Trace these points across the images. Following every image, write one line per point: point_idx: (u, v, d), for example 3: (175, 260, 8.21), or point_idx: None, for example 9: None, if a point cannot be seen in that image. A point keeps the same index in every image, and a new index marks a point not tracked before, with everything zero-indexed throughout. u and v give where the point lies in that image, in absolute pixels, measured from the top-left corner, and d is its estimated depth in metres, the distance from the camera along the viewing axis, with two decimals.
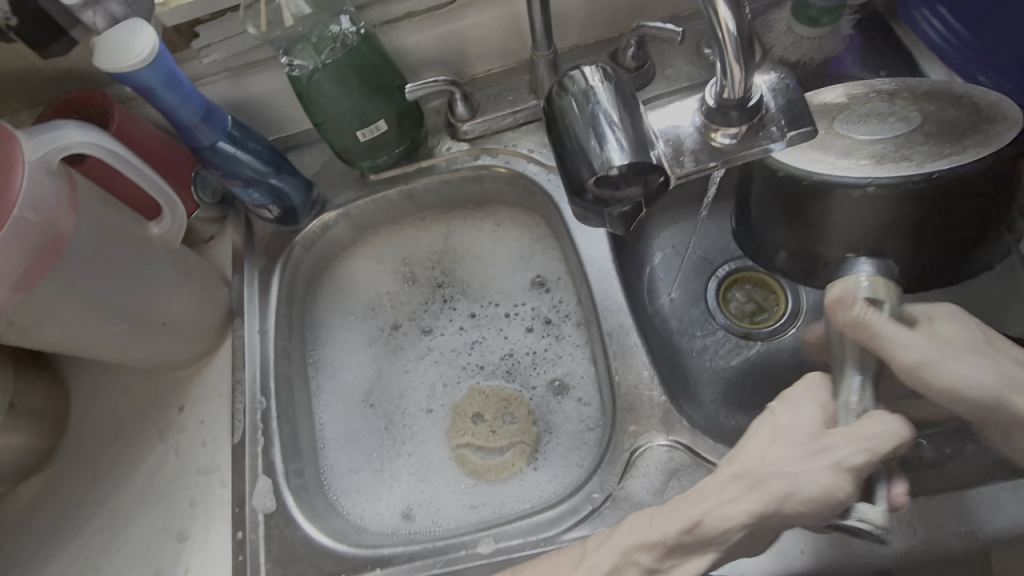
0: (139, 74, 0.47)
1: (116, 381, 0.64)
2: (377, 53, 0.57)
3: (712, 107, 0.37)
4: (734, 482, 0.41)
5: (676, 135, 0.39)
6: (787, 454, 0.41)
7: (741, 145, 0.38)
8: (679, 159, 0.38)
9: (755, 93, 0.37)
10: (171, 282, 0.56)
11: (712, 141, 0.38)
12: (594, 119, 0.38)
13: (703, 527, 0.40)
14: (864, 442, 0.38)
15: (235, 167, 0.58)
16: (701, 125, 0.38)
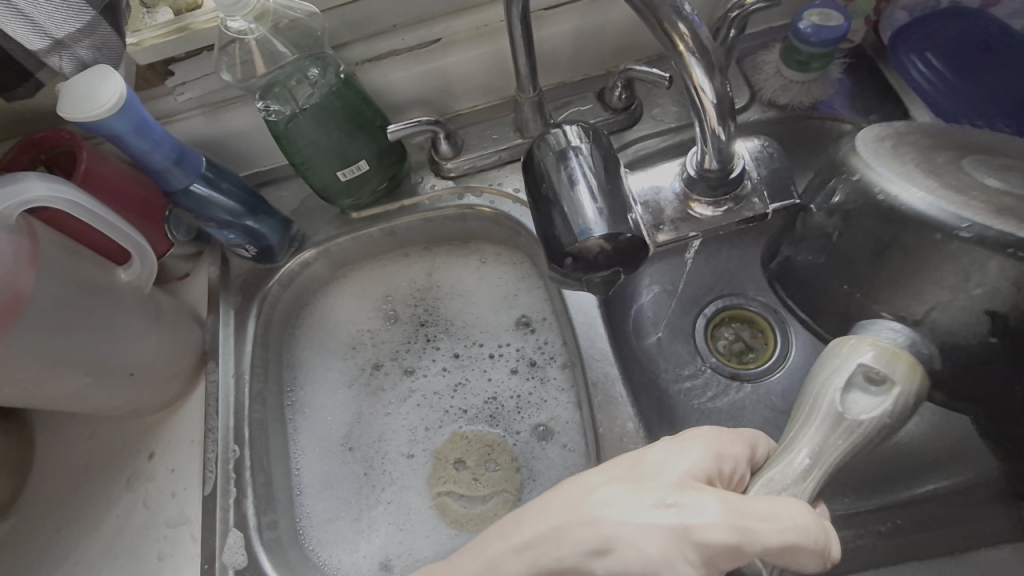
0: (106, 122, 0.46)
1: (85, 425, 0.62)
2: (358, 94, 0.56)
3: (693, 177, 0.38)
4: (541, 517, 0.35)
5: (656, 200, 0.39)
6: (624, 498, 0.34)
7: (724, 213, 0.38)
8: (658, 226, 0.38)
9: (737, 163, 0.38)
10: (139, 329, 0.54)
11: (691, 210, 0.39)
12: (573, 184, 0.37)
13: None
14: (734, 516, 0.32)
15: (208, 209, 0.57)
16: (681, 193, 0.39)
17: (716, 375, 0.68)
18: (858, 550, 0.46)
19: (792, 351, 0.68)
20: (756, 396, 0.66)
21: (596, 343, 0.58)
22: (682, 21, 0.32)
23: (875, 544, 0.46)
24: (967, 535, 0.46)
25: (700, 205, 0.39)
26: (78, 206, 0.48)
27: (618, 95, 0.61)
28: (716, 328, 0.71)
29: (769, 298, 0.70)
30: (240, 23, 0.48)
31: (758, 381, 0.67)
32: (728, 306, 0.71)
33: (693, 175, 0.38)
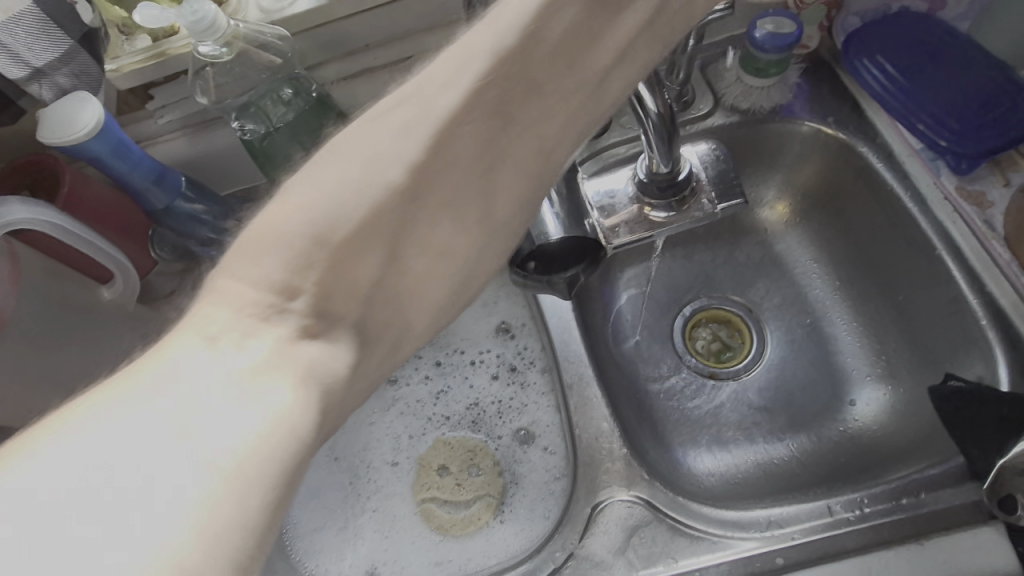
0: (85, 144, 0.48)
1: None
2: (331, 110, 0.57)
3: (646, 182, 0.45)
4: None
5: (613, 204, 0.47)
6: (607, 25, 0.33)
7: (672, 216, 0.45)
8: (615, 230, 0.46)
9: (683, 168, 0.45)
10: (123, 347, 0.56)
11: (648, 214, 0.46)
12: None
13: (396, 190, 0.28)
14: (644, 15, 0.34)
15: (190, 226, 0.59)
16: (637, 197, 0.46)
17: (695, 374, 0.69)
18: (831, 536, 0.47)
19: (769, 348, 0.69)
20: (733, 395, 0.67)
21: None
22: None
23: (849, 530, 0.47)
24: (933, 519, 0.47)
25: (653, 204, 0.46)
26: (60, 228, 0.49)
27: None
28: (693, 329, 0.72)
29: (745, 297, 0.72)
30: (212, 48, 0.50)
31: (735, 379, 0.68)
32: (706, 306, 0.72)
33: (643, 178, 0.45)
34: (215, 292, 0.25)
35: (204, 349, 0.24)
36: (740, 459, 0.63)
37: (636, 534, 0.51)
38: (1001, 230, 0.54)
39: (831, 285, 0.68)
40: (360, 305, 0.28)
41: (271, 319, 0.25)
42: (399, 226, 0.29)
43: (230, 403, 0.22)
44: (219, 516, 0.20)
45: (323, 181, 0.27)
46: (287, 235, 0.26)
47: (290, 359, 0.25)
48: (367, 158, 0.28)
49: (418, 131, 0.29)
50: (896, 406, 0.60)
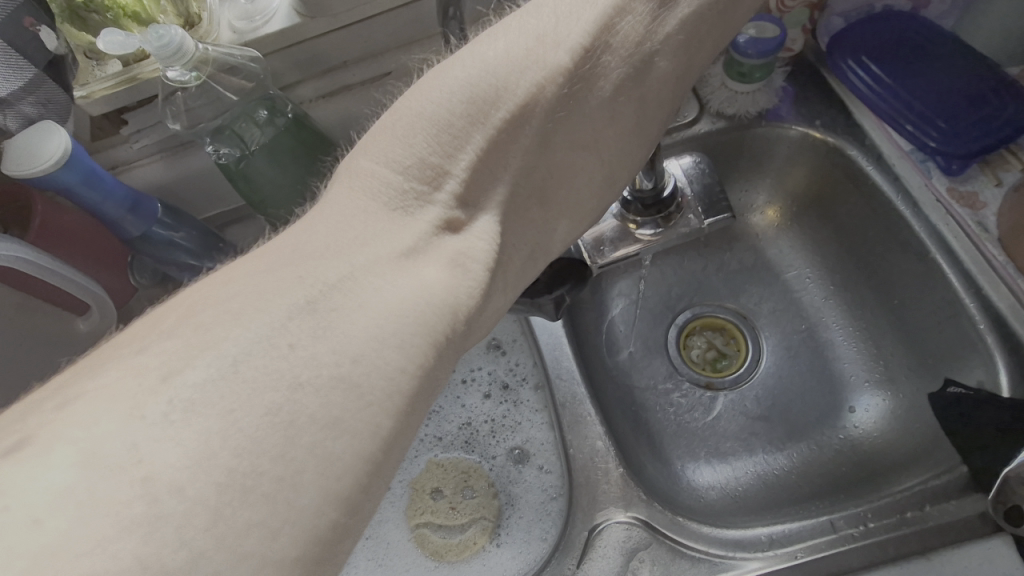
0: (55, 176, 0.47)
1: None
2: (306, 130, 0.56)
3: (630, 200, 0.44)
4: None
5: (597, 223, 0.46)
6: None
7: (659, 233, 0.44)
8: (600, 249, 0.45)
9: (670, 183, 0.44)
10: None
11: (634, 231, 0.45)
12: None
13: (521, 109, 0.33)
14: None
15: (166, 253, 0.57)
16: (620, 215, 0.45)
17: (691, 384, 0.68)
18: (837, 553, 0.46)
19: (765, 355, 0.68)
20: (731, 405, 0.66)
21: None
22: None
23: (854, 547, 0.46)
24: (943, 534, 0.45)
25: (639, 222, 0.45)
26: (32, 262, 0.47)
27: None
28: (688, 338, 0.71)
29: (740, 303, 0.71)
30: (179, 73, 0.48)
31: (732, 390, 0.67)
32: (700, 314, 0.71)
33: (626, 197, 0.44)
34: (364, 172, 0.30)
35: (361, 227, 0.29)
36: (741, 472, 0.61)
37: (634, 556, 0.51)
38: (995, 229, 0.53)
39: (825, 288, 0.67)
40: (505, 187, 0.34)
41: (416, 202, 0.31)
42: (547, 118, 0.34)
43: (383, 280, 0.27)
44: (367, 383, 0.25)
45: (485, 61, 0.32)
46: (442, 115, 0.31)
47: (437, 245, 0.30)
48: (521, 48, 0.33)
49: (566, 31, 0.34)
50: (896, 412, 0.59)
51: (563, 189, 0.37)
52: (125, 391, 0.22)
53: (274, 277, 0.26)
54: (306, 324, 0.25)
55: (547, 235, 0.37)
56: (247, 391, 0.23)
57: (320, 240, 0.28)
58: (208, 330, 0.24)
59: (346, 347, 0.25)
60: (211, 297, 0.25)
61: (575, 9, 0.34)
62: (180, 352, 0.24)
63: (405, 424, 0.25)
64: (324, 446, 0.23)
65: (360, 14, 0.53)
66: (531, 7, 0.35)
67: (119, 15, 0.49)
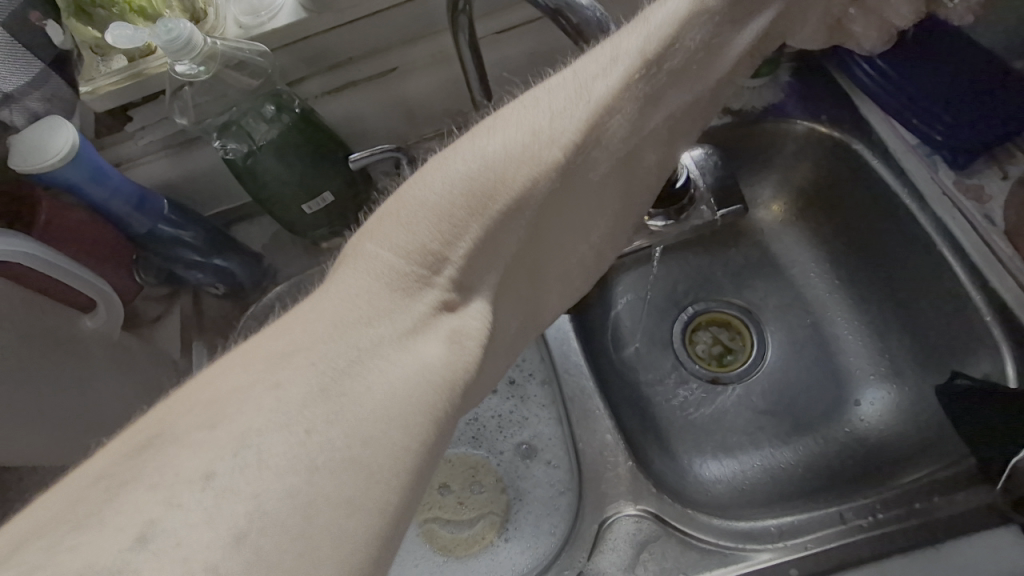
0: (61, 172, 0.47)
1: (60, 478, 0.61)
2: (312, 126, 0.56)
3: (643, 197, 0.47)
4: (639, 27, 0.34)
5: None
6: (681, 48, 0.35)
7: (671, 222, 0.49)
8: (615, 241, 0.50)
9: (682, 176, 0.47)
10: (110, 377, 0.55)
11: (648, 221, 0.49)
12: None
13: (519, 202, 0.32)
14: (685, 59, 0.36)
15: (174, 252, 0.57)
16: None
17: (697, 379, 0.68)
18: (847, 544, 0.46)
19: (770, 350, 0.68)
20: (737, 400, 0.66)
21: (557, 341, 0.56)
22: None
23: (862, 538, 0.46)
24: (950, 524, 0.45)
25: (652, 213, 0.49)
26: (27, 254, 0.47)
27: None
28: (694, 333, 0.71)
29: (746, 299, 0.71)
30: (189, 67, 0.48)
31: (736, 385, 0.67)
32: (705, 310, 0.71)
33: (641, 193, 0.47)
34: (366, 257, 0.29)
35: (365, 309, 0.28)
36: (747, 466, 0.62)
37: (645, 550, 0.49)
38: (1001, 223, 0.53)
39: (830, 283, 0.67)
40: (502, 265, 0.33)
41: (416, 287, 0.29)
42: (545, 203, 0.33)
43: (387, 361, 0.27)
44: (376, 462, 0.24)
45: (484, 154, 0.31)
46: (443, 206, 0.30)
47: (435, 323, 0.29)
48: (519, 140, 0.31)
49: (563, 125, 0.32)
50: (902, 405, 0.60)
51: (543, 267, 0.39)
52: (158, 482, 0.22)
53: (289, 368, 0.25)
54: (319, 413, 0.24)
55: (531, 307, 0.39)
56: (272, 479, 0.23)
57: (327, 328, 0.27)
58: (229, 418, 0.24)
59: (357, 430, 0.25)
60: (220, 392, 0.25)
61: (579, 92, 0.33)
62: (194, 454, 0.23)
63: (412, 494, 0.25)
64: (338, 528, 0.23)
65: (367, 9, 0.53)
66: (533, 95, 0.33)
67: (126, 10, 0.49)
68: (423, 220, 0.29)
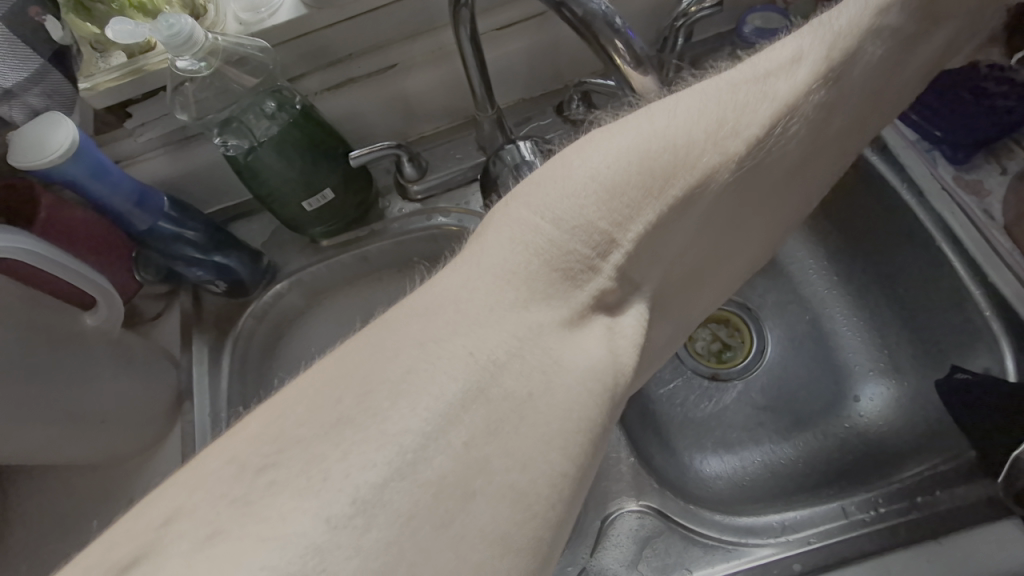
0: (62, 168, 0.47)
1: (60, 476, 0.61)
2: (314, 124, 0.56)
3: None
4: (819, 39, 0.35)
5: None
6: (860, 61, 0.36)
7: None
8: None
9: None
10: (111, 375, 0.55)
11: None
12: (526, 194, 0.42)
13: (691, 191, 0.31)
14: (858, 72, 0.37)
15: (176, 251, 0.57)
16: None
17: (696, 375, 0.68)
18: (849, 539, 0.47)
19: (770, 344, 0.69)
20: (737, 396, 0.66)
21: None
22: (617, 37, 0.38)
23: (866, 532, 0.47)
24: (955, 516, 0.46)
25: None
26: (33, 252, 0.47)
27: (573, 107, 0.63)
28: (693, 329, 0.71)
29: (744, 295, 0.71)
30: (190, 64, 0.49)
31: (737, 381, 0.67)
32: None
33: None
34: (525, 224, 0.29)
35: (519, 290, 0.28)
36: (747, 462, 0.62)
37: (648, 546, 0.49)
38: (1000, 217, 0.53)
39: (829, 279, 0.68)
40: (666, 260, 0.32)
41: (580, 270, 0.29)
42: (717, 199, 0.33)
43: (549, 358, 0.27)
44: (534, 491, 0.24)
45: (667, 133, 0.31)
46: (619, 180, 0.29)
47: (590, 320, 0.29)
48: (701, 123, 0.32)
49: (747, 121, 0.33)
50: (901, 402, 0.60)
51: (709, 276, 0.37)
52: (309, 486, 0.22)
53: (440, 357, 0.25)
54: (475, 421, 0.24)
55: (682, 313, 0.37)
56: (423, 494, 0.22)
57: (483, 319, 0.27)
58: (387, 417, 0.23)
59: (518, 453, 0.24)
60: (388, 379, 0.24)
61: (762, 88, 0.34)
62: (347, 445, 0.23)
63: (558, 534, 0.25)
64: (487, 559, 0.22)
65: (367, 4, 0.53)
66: (710, 86, 0.33)
67: (126, 5, 0.49)
68: (608, 195, 0.29)
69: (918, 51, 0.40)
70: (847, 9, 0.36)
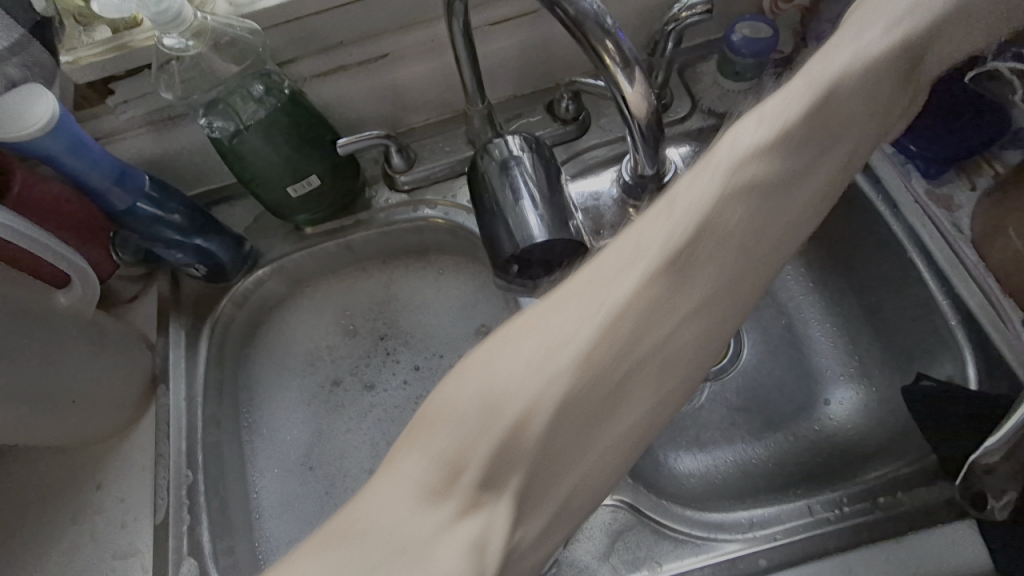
0: (39, 142, 0.46)
1: (26, 458, 0.60)
2: (299, 110, 0.56)
3: (630, 180, 0.55)
4: (769, 121, 0.29)
5: (594, 205, 0.60)
6: (818, 124, 0.29)
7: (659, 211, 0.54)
8: (599, 228, 0.59)
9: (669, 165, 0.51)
10: (83, 355, 0.53)
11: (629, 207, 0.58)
12: (515, 191, 0.41)
13: (605, 358, 0.25)
14: (833, 145, 0.29)
15: (157, 232, 0.56)
16: (624, 191, 0.57)
17: None
18: (813, 536, 0.48)
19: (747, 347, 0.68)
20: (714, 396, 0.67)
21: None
22: (607, 38, 0.39)
23: (831, 530, 0.48)
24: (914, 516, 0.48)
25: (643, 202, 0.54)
26: (8, 227, 0.46)
27: (564, 107, 0.64)
28: None
29: None
30: (178, 42, 0.48)
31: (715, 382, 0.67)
32: None
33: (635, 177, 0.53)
34: (427, 430, 0.24)
35: (398, 506, 0.22)
36: (719, 461, 0.63)
37: (620, 539, 0.49)
38: (968, 232, 0.56)
39: (805, 285, 0.69)
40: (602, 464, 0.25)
41: (467, 493, 0.23)
42: (648, 348, 0.25)
43: (439, 535, 0.22)
44: None
45: (570, 299, 0.25)
46: (509, 372, 0.24)
47: (481, 518, 0.23)
48: (621, 291, 0.25)
49: (664, 243, 0.26)
50: (869, 405, 0.62)
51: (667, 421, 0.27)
52: None
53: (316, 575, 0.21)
54: None
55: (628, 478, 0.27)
56: None
57: (363, 528, 0.22)
58: None
59: None
60: None
61: (681, 218, 0.27)
62: None
63: None
64: None
65: None
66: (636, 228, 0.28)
67: None
68: (486, 369, 0.24)
69: (908, 55, 0.30)
70: (809, 77, 0.30)
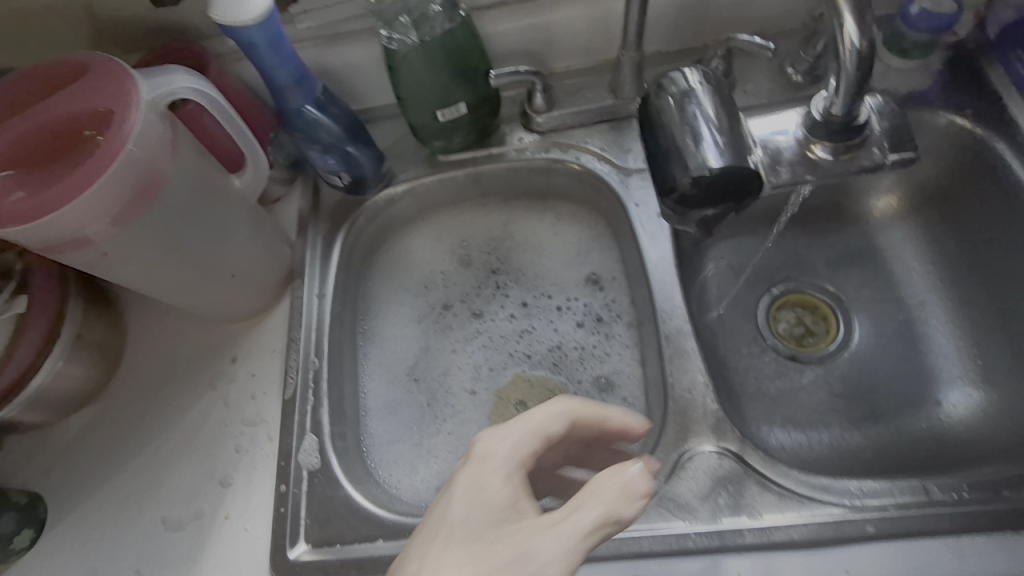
0: (249, 31, 0.50)
1: (172, 326, 0.66)
2: (467, 36, 0.59)
3: (817, 118, 0.45)
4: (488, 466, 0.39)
5: (774, 142, 0.47)
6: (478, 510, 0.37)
7: (835, 160, 0.46)
8: (775, 165, 0.46)
9: (862, 111, 0.45)
10: (246, 235, 0.56)
11: (809, 150, 0.46)
12: (691, 120, 0.43)
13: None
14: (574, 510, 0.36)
15: (320, 133, 0.60)
16: (802, 134, 0.47)
17: (775, 353, 0.69)
18: (926, 515, 0.47)
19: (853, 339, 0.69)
20: (815, 379, 0.67)
21: (665, 269, 0.60)
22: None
23: (947, 512, 0.47)
24: None
25: (815, 143, 0.46)
26: (216, 104, 0.48)
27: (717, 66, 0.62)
28: (777, 310, 0.72)
29: (838, 286, 0.71)
30: None
31: (814, 364, 0.68)
32: (791, 291, 0.72)
33: (822, 114, 0.45)
34: None
35: None
36: (815, 440, 0.63)
37: (722, 485, 0.50)
38: None
39: (933, 283, 0.67)
40: None
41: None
42: None
43: None
44: None
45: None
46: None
47: None
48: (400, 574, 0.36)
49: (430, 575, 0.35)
50: (990, 410, 0.60)
51: None
52: None
53: None
54: None
55: None
56: None
57: None
58: None
59: None
60: None
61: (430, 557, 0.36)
62: None
63: None
64: None
65: None
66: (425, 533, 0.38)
67: None
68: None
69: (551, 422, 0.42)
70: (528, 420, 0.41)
